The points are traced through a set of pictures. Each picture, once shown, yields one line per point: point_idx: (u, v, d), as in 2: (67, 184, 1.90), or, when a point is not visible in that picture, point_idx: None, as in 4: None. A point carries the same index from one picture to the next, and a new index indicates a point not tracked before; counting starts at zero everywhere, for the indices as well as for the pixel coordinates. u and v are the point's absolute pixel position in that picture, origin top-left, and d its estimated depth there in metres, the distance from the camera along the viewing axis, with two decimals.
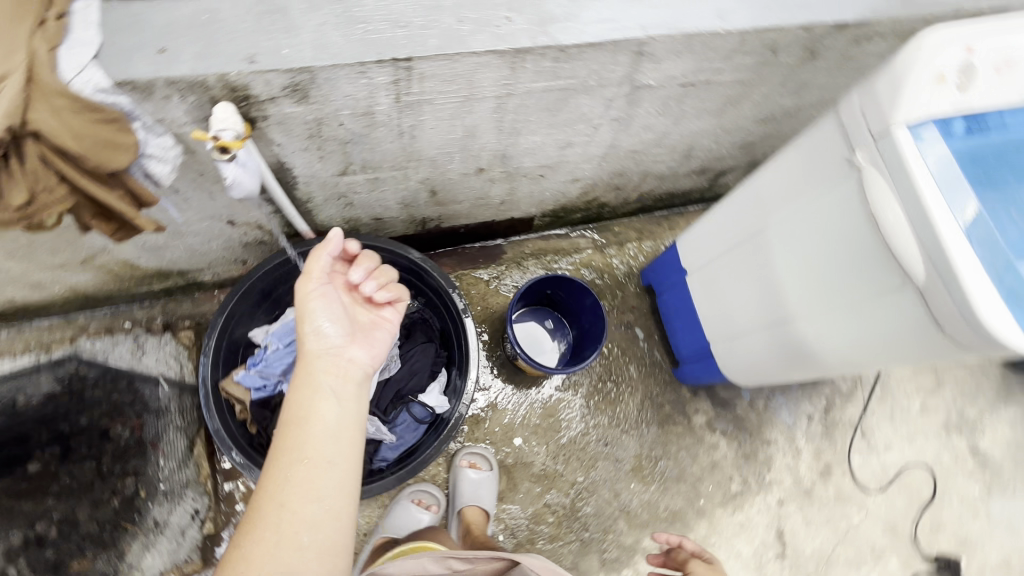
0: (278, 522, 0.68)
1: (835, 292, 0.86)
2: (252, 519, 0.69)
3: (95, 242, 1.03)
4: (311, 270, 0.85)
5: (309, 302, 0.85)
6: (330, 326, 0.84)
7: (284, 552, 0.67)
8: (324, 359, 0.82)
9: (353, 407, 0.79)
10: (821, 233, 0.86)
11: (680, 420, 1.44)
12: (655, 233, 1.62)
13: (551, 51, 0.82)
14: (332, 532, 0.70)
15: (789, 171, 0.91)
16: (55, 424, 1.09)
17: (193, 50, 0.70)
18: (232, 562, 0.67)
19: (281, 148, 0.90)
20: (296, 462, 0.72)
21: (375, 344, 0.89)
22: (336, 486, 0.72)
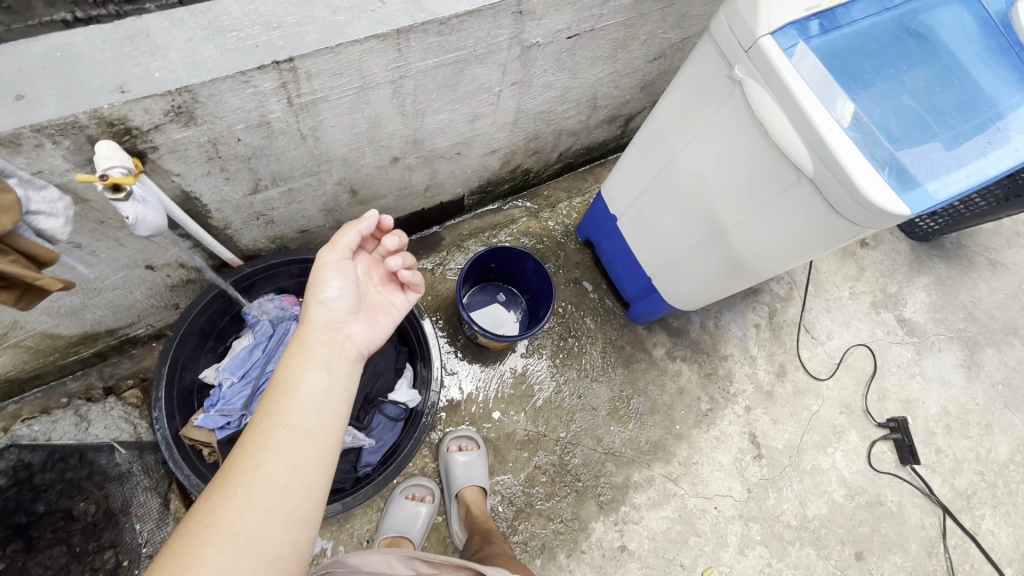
0: (250, 483, 0.63)
1: (747, 195, 0.92)
2: (224, 474, 0.64)
3: (2, 318, 0.96)
4: (337, 240, 0.81)
5: (328, 270, 0.80)
6: (338, 299, 0.80)
7: (251, 514, 0.62)
8: (320, 331, 0.77)
9: (344, 383, 0.74)
10: (725, 145, 0.91)
11: (642, 357, 1.51)
12: (583, 188, 1.67)
13: (433, 26, 0.83)
14: (303, 502, 0.65)
15: (683, 97, 0.97)
16: (10, 518, 1.05)
17: (55, 91, 0.66)
18: (198, 512, 0.62)
19: (181, 177, 0.86)
20: (278, 426, 0.67)
21: (378, 326, 0.85)
22: (314, 456, 0.67)
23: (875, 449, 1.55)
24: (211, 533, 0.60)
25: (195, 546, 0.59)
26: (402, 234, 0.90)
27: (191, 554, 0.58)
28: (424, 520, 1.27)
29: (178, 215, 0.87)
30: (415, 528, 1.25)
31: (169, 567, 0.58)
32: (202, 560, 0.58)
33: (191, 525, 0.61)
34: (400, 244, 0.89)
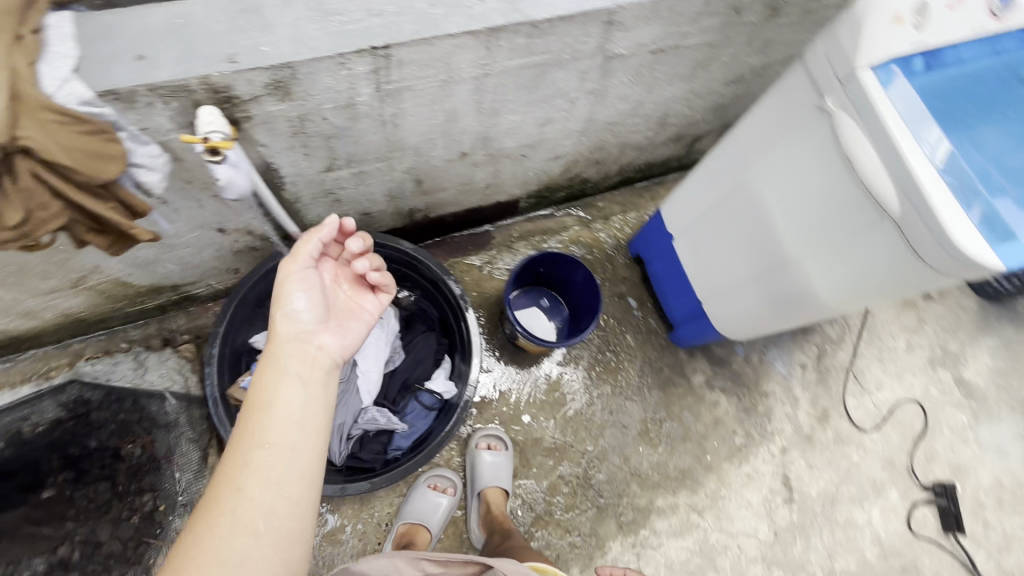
0: (232, 508, 0.63)
1: (819, 230, 0.90)
2: (205, 503, 0.64)
3: (86, 261, 1.03)
4: (299, 250, 0.82)
5: (291, 281, 0.81)
6: (305, 309, 0.80)
7: (237, 537, 0.62)
8: (291, 344, 0.77)
9: (320, 394, 0.74)
10: (806, 176, 0.89)
11: (680, 382, 1.48)
12: (638, 204, 1.66)
13: (524, 27, 0.85)
14: (290, 520, 0.65)
15: (762, 125, 0.95)
16: (65, 448, 1.10)
17: (172, 55, 0.70)
18: (183, 542, 0.62)
19: (266, 148, 0.90)
20: (257, 446, 0.67)
21: (350, 331, 0.85)
22: (296, 474, 0.67)
23: (916, 512, 1.46)
24: (199, 563, 0.60)
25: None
26: (364, 238, 0.93)
27: None
28: (444, 512, 1.27)
29: (260, 188, 0.91)
30: (434, 519, 1.26)
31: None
32: None
33: (178, 558, 0.61)
34: (362, 246, 0.92)
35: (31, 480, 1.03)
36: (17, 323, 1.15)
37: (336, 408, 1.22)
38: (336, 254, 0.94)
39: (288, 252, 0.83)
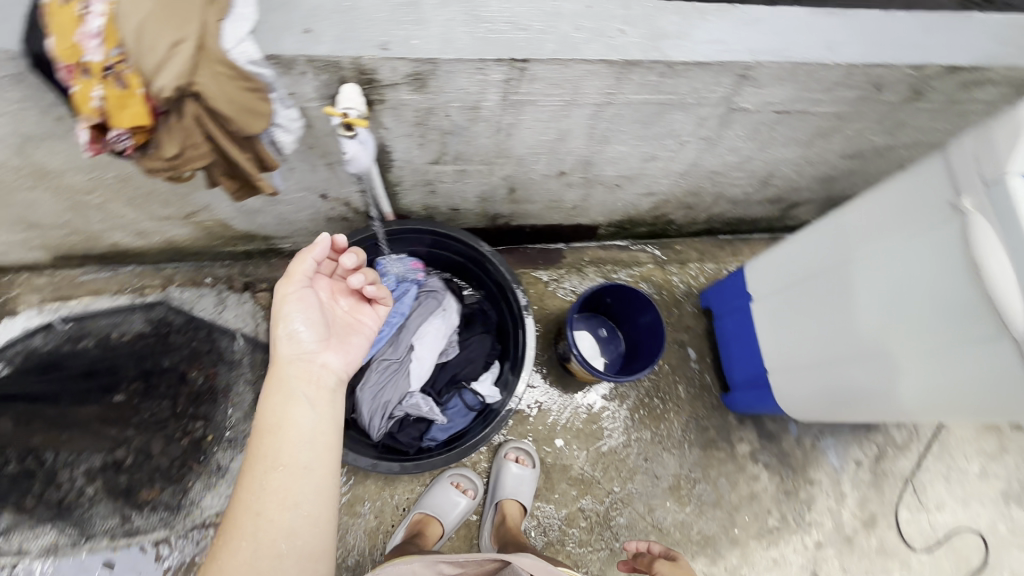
0: (254, 532, 0.67)
1: (920, 334, 0.85)
2: (228, 527, 0.69)
3: (201, 199, 1.12)
4: (295, 272, 0.82)
5: (291, 304, 0.81)
6: (305, 329, 0.81)
7: (262, 559, 0.66)
8: (295, 365, 0.79)
9: (329, 412, 0.78)
10: (915, 273, 0.85)
11: (723, 446, 1.43)
12: (717, 257, 1.62)
13: (659, 66, 0.86)
14: (311, 538, 0.70)
15: (881, 208, 0.92)
16: (143, 362, 1.22)
17: (333, 33, 0.77)
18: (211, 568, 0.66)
19: (387, 132, 0.95)
20: (271, 469, 0.71)
21: (351, 349, 0.86)
22: (312, 492, 0.71)
23: None
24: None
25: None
26: (358, 252, 0.92)
27: None
28: (460, 512, 1.28)
29: (373, 172, 0.96)
30: (449, 516, 1.26)
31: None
32: None
33: None
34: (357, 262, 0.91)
35: (105, 382, 1.17)
36: (129, 239, 1.27)
37: (384, 386, 1.27)
38: (330, 270, 0.93)
39: (284, 273, 0.83)
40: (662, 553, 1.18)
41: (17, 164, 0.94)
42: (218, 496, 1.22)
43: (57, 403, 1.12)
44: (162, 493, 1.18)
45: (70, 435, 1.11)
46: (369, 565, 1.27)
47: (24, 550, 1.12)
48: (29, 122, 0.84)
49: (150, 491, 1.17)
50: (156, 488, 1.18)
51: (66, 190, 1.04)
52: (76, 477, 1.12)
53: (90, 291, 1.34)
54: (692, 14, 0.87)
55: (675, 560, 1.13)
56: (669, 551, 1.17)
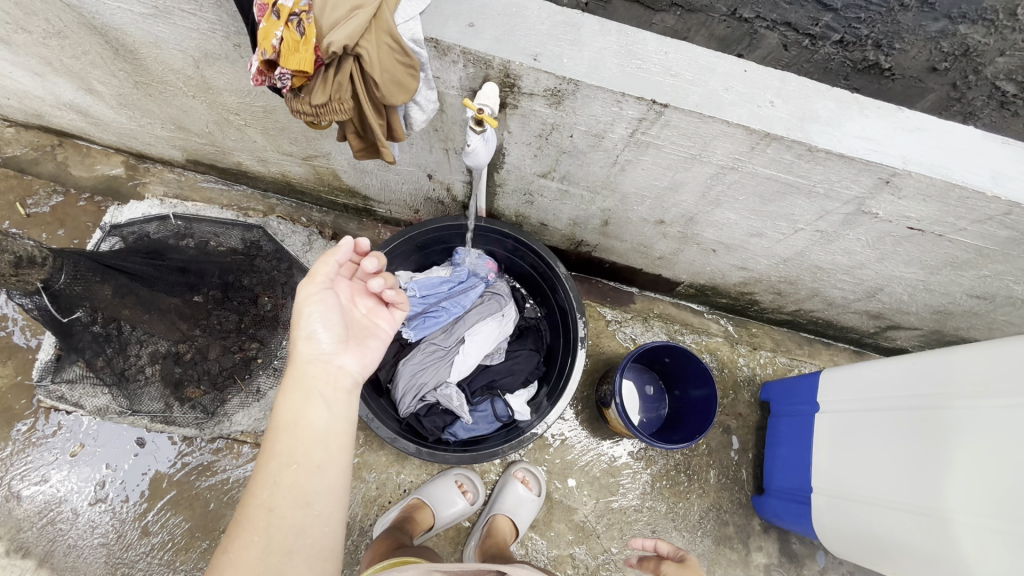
0: (266, 528, 0.63)
1: (1005, 514, 0.79)
2: (238, 519, 0.64)
3: (324, 147, 1.20)
4: (317, 274, 0.72)
5: (310, 306, 0.72)
6: (324, 332, 0.72)
7: (272, 556, 0.62)
8: (312, 366, 0.70)
9: (346, 413, 0.71)
10: (1021, 446, 0.79)
11: (738, 548, 1.34)
12: (793, 353, 1.52)
13: (799, 147, 0.82)
14: (321, 537, 0.65)
15: (1009, 366, 0.83)
16: (228, 274, 1.27)
17: (493, 32, 0.81)
18: (221, 559, 0.62)
19: (509, 136, 0.98)
20: (284, 466, 0.65)
21: (369, 352, 0.76)
22: (326, 490, 0.66)
23: None
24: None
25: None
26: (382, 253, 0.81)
27: None
28: (454, 513, 1.27)
29: (482, 172, 0.99)
30: (443, 513, 1.26)
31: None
32: None
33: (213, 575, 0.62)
34: (379, 264, 0.79)
35: (191, 282, 1.20)
36: (251, 163, 1.38)
37: (426, 368, 1.29)
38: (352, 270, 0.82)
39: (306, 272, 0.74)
40: (671, 553, 1.01)
41: (190, 74, 1.06)
42: (249, 416, 1.30)
43: (150, 286, 1.11)
44: (203, 396, 1.26)
45: (150, 317, 1.13)
46: (355, 531, 1.29)
47: (80, 403, 1.26)
48: (213, 42, 0.94)
49: (196, 390, 1.25)
50: (201, 389, 1.26)
51: (218, 106, 1.15)
52: (142, 354, 1.21)
53: (205, 198, 1.50)
54: (850, 105, 0.84)
55: (684, 561, 0.97)
56: (676, 551, 1.00)
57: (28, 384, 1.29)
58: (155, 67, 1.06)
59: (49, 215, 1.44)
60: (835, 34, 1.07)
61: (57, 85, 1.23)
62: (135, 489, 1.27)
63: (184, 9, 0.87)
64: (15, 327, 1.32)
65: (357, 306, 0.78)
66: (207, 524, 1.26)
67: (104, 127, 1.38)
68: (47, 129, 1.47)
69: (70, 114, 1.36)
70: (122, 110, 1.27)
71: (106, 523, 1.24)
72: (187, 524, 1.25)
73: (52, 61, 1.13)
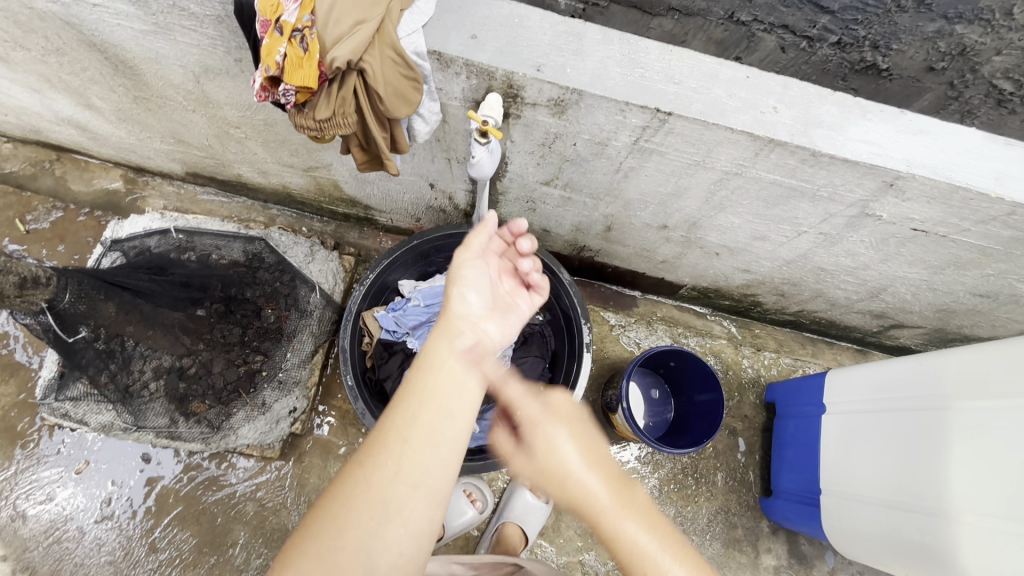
0: (398, 457, 0.58)
1: (1011, 513, 0.80)
2: (373, 440, 0.60)
3: (325, 158, 1.20)
4: (473, 242, 0.78)
5: (467, 269, 0.77)
6: (475, 297, 0.76)
7: (399, 486, 0.57)
8: (461, 323, 0.72)
9: (483, 374, 0.67)
10: (1010, 446, 0.81)
11: (747, 550, 1.34)
12: (797, 353, 1.52)
13: (803, 152, 0.83)
14: (443, 482, 0.59)
15: (992, 369, 0.86)
16: (229, 288, 1.23)
17: (496, 44, 0.81)
18: (351, 474, 0.58)
19: (512, 145, 0.98)
20: (423, 403, 0.61)
21: (510, 325, 0.79)
22: (456, 438, 0.61)
23: None
24: (365, 499, 0.56)
25: (348, 511, 0.56)
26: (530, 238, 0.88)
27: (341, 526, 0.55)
28: (464, 522, 1.27)
29: (486, 182, 0.99)
30: (453, 521, 1.26)
31: (328, 526, 0.56)
32: (351, 527, 0.55)
33: (343, 489, 0.57)
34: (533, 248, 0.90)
35: (195, 296, 1.15)
36: (251, 175, 1.38)
37: None
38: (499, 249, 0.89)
39: (461, 241, 0.79)
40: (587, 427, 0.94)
41: (190, 88, 1.05)
42: (254, 429, 1.28)
43: (153, 301, 1.06)
44: (208, 411, 1.24)
45: (154, 332, 1.08)
46: None
47: (85, 421, 1.24)
48: (213, 57, 0.94)
49: (200, 404, 1.23)
50: (206, 403, 1.24)
51: (219, 120, 1.15)
52: (146, 369, 1.17)
53: (205, 210, 1.50)
54: (852, 109, 0.85)
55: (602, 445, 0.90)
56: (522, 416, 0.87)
57: (31, 402, 1.29)
58: (155, 82, 1.06)
59: (48, 232, 1.43)
60: (832, 36, 1.06)
61: (55, 101, 1.22)
62: (141, 505, 1.27)
63: (186, 25, 0.86)
64: (17, 345, 1.32)
65: (501, 284, 0.84)
66: (214, 540, 1.25)
67: (103, 142, 1.37)
68: (44, 144, 1.46)
69: (68, 129, 1.35)
70: (121, 125, 1.27)
71: (113, 541, 1.24)
72: (194, 540, 1.25)
73: (51, 78, 1.13)
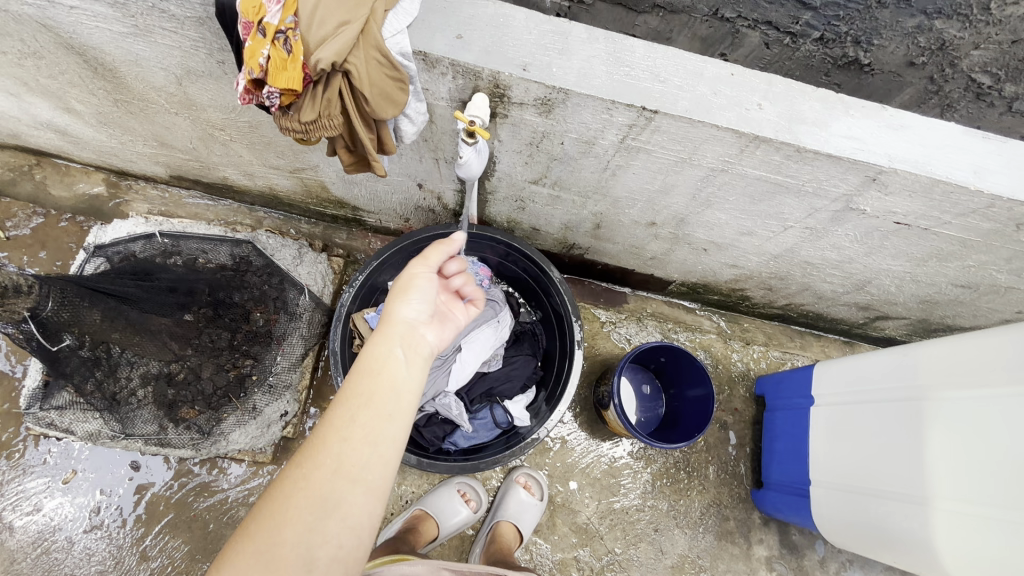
0: (336, 453, 0.59)
1: (981, 497, 0.83)
2: (309, 440, 0.60)
3: (312, 159, 1.19)
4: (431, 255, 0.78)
5: (419, 281, 0.76)
6: (419, 305, 0.75)
7: (337, 482, 0.57)
8: (403, 328, 0.71)
9: (422, 376, 0.68)
10: (987, 433, 0.83)
11: (739, 542, 1.36)
12: (785, 346, 1.54)
13: (788, 148, 0.84)
14: (382, 480, 0.60)
15: (962, 359, 0.88)
16: (217, 292, 1.21)
17: (481, 44, 0.80)
18: (288, 474, 0.58)
19: (500, 145, 0.98)
20: (361, 404, 0.62)
21: (448, 334, 0.77)
22: (396, 437, 0.62)
23: None
24: (303, 497, 0.56)
25: (288, 511, 0.56)
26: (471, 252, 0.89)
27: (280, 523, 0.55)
28: (458, 522, 1.27)
29: (474, 182, 0.99)
30: (448, 522, 1.26)
31: (267, 523, 0.55)
32: (289, 523, 0.55)
33: (280, 489, 0.57)
34: None
35: (183, 301, 1.13)
36: (237, 177, 1.36)
37: None
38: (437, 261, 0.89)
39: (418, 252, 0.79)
40: None
41: (172, 91, 1.04)
42: (245, 434, 1.27)
43: (138, 307, 1.04)
44: (198, 416, 1.23)
45: (140, 339, 1.06)
46: None
47: (71, 429, 1.22)
48: (195, 59, 0.93)
49: (190, 410, 1.22)
50: (196, 409, 1.23)
51: (202, 122, 1.13)
52: (133, 376, 1.15)
53: (190, 213, 1.48)
54: (836, 105, 0.86)
55: None
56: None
57: (15, 412, 1.27)
58: (136, 85, 1.04)
59: (29, 238, 1.41)
60: (815, 32, 1.06)
61: (33, 105, 1.20)
62: (131, 513, 1.25)
63: (166, 28, 0.85)
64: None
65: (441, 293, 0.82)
66: (207, 546, 1.24)
67: (84, 146, 1.35)
68: (23, 148, 1.43)
69: (47, 133, 1.33)
70: (102, 128, 1.25)
71: (103, 551, 1.22)
72: (186, 547, 1.24)
73: (28, 81, 1.10)
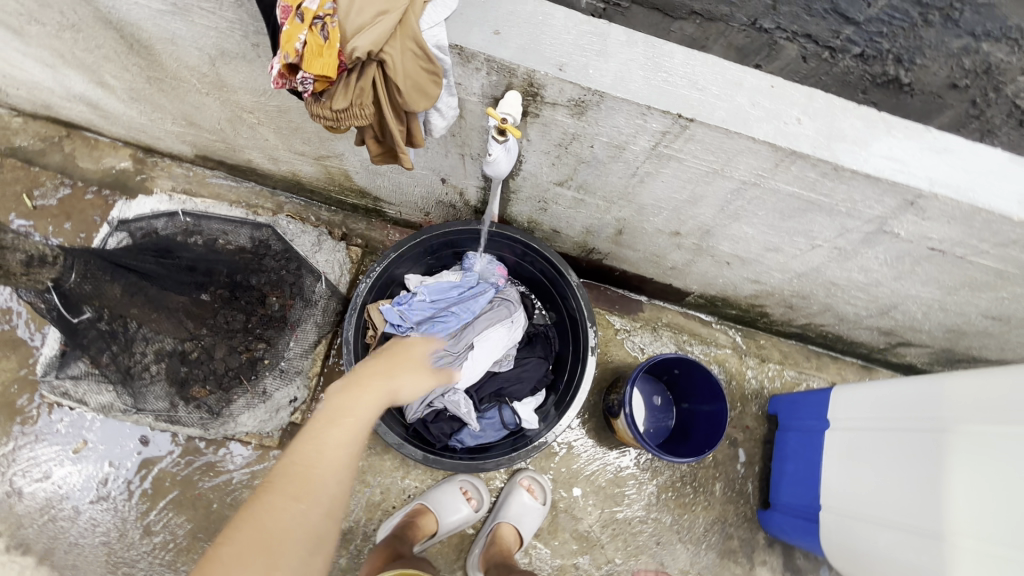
0: (326, 502, 0.81)
1: (1003, 539, 0.80)
2: (307, 490, 0.80)
3: (338, 147, 1.18)
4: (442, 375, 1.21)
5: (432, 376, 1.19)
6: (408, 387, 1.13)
7: (323, 524, 0.80)
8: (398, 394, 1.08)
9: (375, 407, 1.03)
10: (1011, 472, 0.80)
11: (742, 561, 1.34)
12: (802, 366, 1.51)
13: (825, 166, 0.81)
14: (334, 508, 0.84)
15: (993, 393, 0.85)
16: (235, 275, 1.23)
17: (517, 41, 0.79)
18: (287, 518, 0.77)
19: (528, 144, 0.97)
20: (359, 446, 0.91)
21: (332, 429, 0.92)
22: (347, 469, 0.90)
23: None
24: (299, 538, 0.76)
25: (284, 546, 0.75)
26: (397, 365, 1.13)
27: (281, 555, 0.74)
28: (458, 519, 1.27)
29: (499, 180, 0.98)
30: (448, 519, 1.25)
31: (269, 554, 0.73)
32: (288, 555, 0.74)
33: (278, 528, 0.75)
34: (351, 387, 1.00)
35: (201, 281, 1.15)
36: (261, 161, 1.37)
37: None
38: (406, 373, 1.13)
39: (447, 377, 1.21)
40: None
41: (205, 71, 1.04)
42: (253, 417, 1.28)
43: (159, 284, 1.07)
44: (208, 396, 1.23)
45: (158, 315, 1.07)
46: (359, 535, 1.28)
47: (84, 400, 1.24)
48: (230, 40, 0.93)
49: (201, 389, 1.22)
50: (207, 389, 1.23)
51: (232, 104, 1.14)
52: (147, 352, 1.15)
53: (213, 193, 1.49)
54: (877, 123, 0.83)
55: None
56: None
57: (30, 379, 1.29)
58: (170, 63, 1.04)
59: (55, 208, 1.43)
60: (855, 48, 0.98)
61: (68, 77, 1.21)
62: (137, 487, 1.26)
63: (204, 8, 0.85)
64: (19, 320, 1.31)
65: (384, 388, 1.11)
66: (209, 526, 1.25)
67: (114, 120, 1.36)
68: (54, 119, 1.45)
69: (79, 106, 1.34)
70: (133, 104, 1.26)
71: (108, 522, 1.24)
72: (189, 525, 1.25)
73: (64, 53, 1.11)
